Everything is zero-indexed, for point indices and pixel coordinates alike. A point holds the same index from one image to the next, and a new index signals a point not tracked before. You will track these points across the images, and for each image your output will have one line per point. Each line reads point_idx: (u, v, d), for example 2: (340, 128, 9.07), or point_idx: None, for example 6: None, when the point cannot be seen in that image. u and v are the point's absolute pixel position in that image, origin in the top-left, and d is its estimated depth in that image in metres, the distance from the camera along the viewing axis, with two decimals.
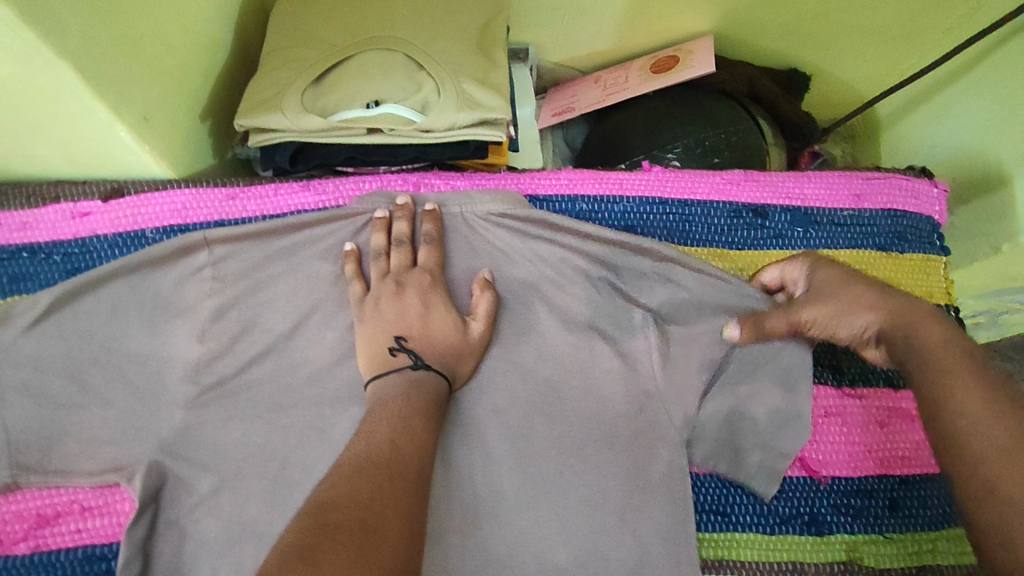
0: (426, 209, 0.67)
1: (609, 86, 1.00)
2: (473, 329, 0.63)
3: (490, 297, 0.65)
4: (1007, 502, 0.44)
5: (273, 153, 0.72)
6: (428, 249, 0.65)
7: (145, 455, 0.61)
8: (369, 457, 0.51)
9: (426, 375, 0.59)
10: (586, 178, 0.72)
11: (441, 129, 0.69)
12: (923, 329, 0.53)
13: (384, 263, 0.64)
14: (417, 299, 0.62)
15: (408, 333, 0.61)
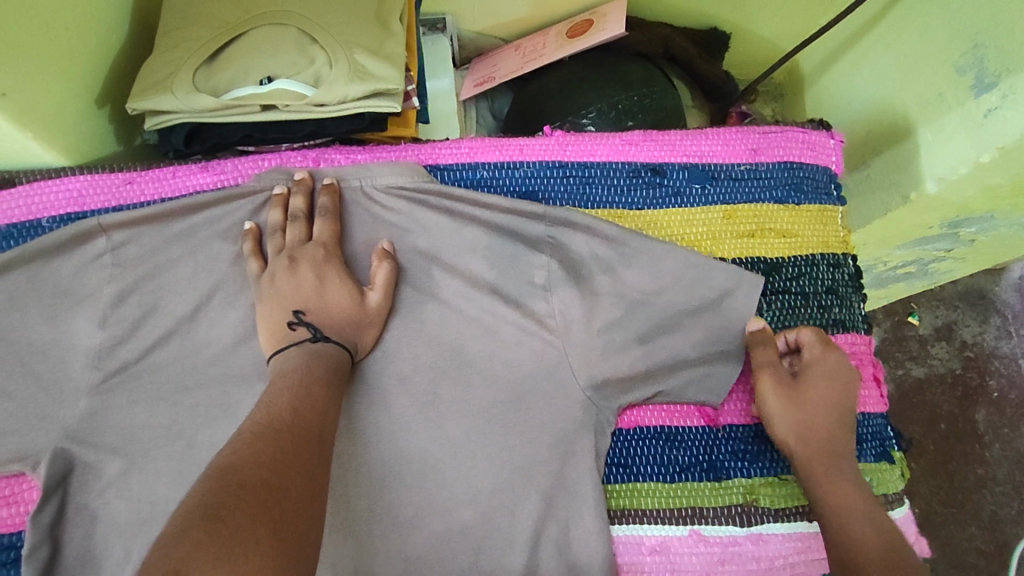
0: (325, 183, 0.67)
1: (528, 53, 1.00)
2: (371, 299, 0.64)
3: (389, 266, 0.66)
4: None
5: (169, 134, 0.71)
6: (324, 223, 0.66)
7: (49, 443, 0.61)
8: (271, 423, 0.51)
9: (326, 347, 0.60)
10: (487, 145, 0.73)
11: (334, 102, 0.69)
12: (833, 479, 0.61)
13: (281, 239, 0.66)
14: (312, 272, 0.63)
15: (305, 307, 0.62)
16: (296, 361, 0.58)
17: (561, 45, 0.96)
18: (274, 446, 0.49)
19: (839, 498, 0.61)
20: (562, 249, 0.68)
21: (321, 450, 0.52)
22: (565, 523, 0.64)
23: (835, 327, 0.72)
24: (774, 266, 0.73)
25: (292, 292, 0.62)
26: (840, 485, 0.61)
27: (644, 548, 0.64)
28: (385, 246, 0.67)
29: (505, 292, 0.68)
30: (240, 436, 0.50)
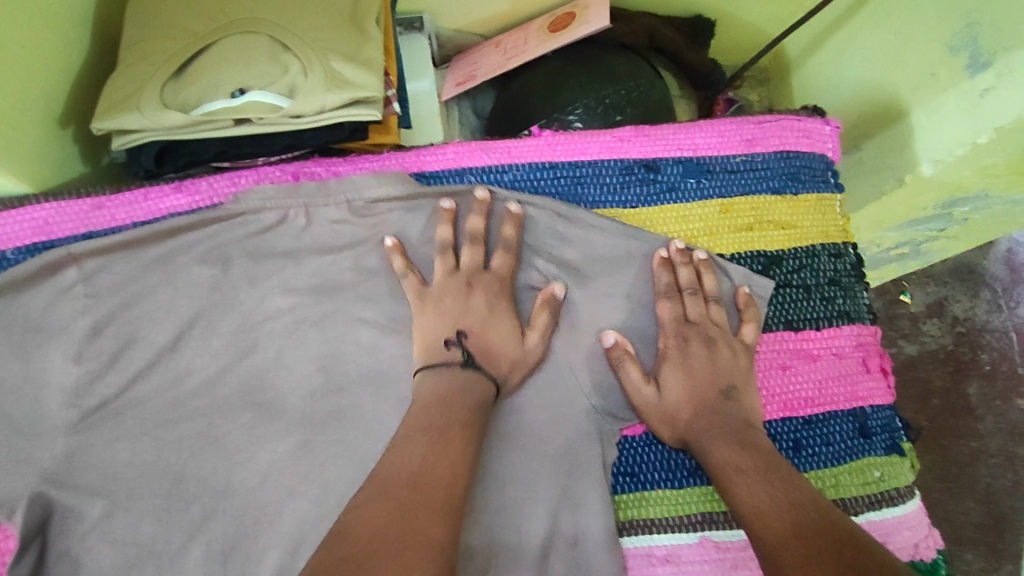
0: (445, 207, 0.65)
1: (509, 49, 0.97)
2: (529, 341, 0.63)
3: (549, 303, 0.65)
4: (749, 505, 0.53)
5: (138, 154, 0.68)
6: (504, 256, 0.65)
7: (26, 489, 0.57)
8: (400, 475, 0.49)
9: (475, 375, 0.59)
10: (474, 149, 0.70)
11: (311, 113, 0.65)
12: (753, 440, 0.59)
13: (453, 260, 0.65)
14: (485, 301, 0.63)
15: (467, 328, 0.61)
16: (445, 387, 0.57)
17: (542, 41, 0.93)
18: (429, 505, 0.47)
19: (721, 467, 0.57)
20: (701, 270, 0.66)
21: (451, 501, 0.49)
22: (573, 538, 0.61)
23: (840, 318, 0.70)
24: (774, 260, 0.71)
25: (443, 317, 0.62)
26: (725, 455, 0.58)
27: (655, 559, 0.62)
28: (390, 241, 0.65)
29: (519, 304, 0.67)
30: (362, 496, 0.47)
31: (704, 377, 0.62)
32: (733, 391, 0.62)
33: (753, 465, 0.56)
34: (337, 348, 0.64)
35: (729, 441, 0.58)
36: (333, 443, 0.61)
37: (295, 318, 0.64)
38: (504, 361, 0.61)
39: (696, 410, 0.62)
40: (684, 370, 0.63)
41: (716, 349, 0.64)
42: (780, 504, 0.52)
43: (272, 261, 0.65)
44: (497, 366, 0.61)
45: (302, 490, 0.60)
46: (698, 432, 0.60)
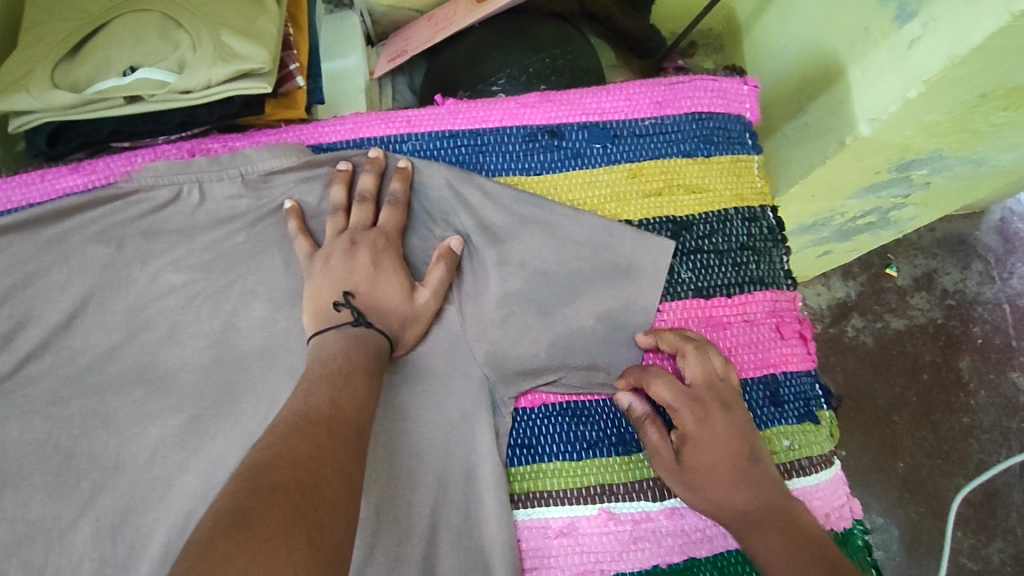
0: (339, 169, 0.65)
1: (440, 22, 0.95)
2: (422, 297, 0.62)
3: (448, 257, 0.63)
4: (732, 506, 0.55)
5: (34, 135, 0.68)
6: (392, 211, 0.64)
7: None
8: (305, 416, 0.50)
9: (367, 332, 0.58)
10: (372, 119, 0.69)
11: (199, 88, 0.65)
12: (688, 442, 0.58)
13: (343, 220, 0.64)
14: (369, 258, 0.61)
15: (355, 290, 0.59)
16: (339, 344, 0.56)
17: (469, 10, 0.92)
18: (340, 447, 0.48)
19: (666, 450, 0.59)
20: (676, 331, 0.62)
21: (361, 441, 0.51)
22: (467, 509, 0.60)
23: (754, 284, 0.67)
24: (684, 224, 0.68)
25: (331, 279, 0.60)
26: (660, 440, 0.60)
27: (551, 531, 0.61)
28: (287, 203, 0.65)
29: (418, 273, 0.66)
30: (276, 432, 0.48)
31: (729, 451, 0.56)
32: (756, 454, 0.57)
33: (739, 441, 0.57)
34: (231, 324, 0.64)
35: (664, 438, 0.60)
36: (225, 417, 0.61)
37: (188, 294, 0.64)
38: (394, 318, 0.60)
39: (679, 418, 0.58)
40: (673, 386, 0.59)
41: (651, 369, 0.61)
42: (746, 496, 0.55)
43: (165, 236, 0.65)
44: (387, 322, 0.60)
45: (192, 464, 0.60)
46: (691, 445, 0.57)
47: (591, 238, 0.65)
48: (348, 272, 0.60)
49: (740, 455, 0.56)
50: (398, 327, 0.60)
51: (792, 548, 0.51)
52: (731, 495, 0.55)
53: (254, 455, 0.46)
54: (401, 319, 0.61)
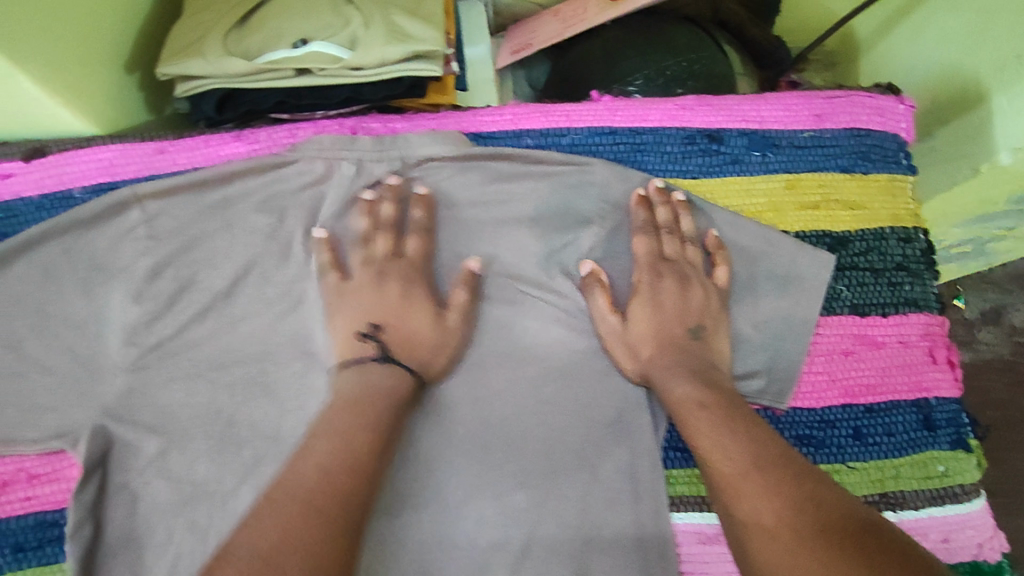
0: (417, 194, 0.65)
1: (568, 18, 0.95)
2: (449, 321, 0.62)
3: (467, 281, 0.64)
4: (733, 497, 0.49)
5: (199, 102, 0.68)
6: (420, 238, 0.64)
7: (89, 420, 0.59)
8: (291, 488, 0.47)
9: (394, 370, 0.58)
10: (532, 111, 0.69)
11: (371, 65, 0.65)
12: (701, 441, 0.54)
13: (366, 250, 0.64)
14: (400, 289, 0.62)
15: (384, 321, 0.61)
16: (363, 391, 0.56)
17: (603, 9, 0.91)
18: (348, 528, 0.46)
19: (682, 404, 0.57)
20: (678, 209, 0.65)
21: (356, 514, 0.47)
22: (622, 508, 0.59)
23: (908, 305, 0.66)
24: (842, 241, 0.68)
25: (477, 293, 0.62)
26: (682, 392, 0.58)
27: (706, 536, 0.60)
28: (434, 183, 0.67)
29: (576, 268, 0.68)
30: (284, 506, 0.46)
31: (673, 316, 0.62)
32: (701, 331, 0.62)
33: (741, 427, 0.54)
34: None
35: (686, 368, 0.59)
36: None
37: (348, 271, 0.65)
38: (423, 348, 0.61)
39: (658, 342, 0.62)
40: (654, 305, 0.63)
41: (689, 288, 0.63)
42: (760, 506, 0.47)
43: (325, 212, 0.66)
44: (416, 355, 0.60)
45: None
46: (665, 370, 0.60)
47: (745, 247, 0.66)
48: (374, 301, 0.62)
49: (776, 465, 0.50)
50: (431, 357, 0.61)
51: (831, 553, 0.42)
52: (736, 494, 0.49)
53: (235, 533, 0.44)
54: (433, 347, 0.61)
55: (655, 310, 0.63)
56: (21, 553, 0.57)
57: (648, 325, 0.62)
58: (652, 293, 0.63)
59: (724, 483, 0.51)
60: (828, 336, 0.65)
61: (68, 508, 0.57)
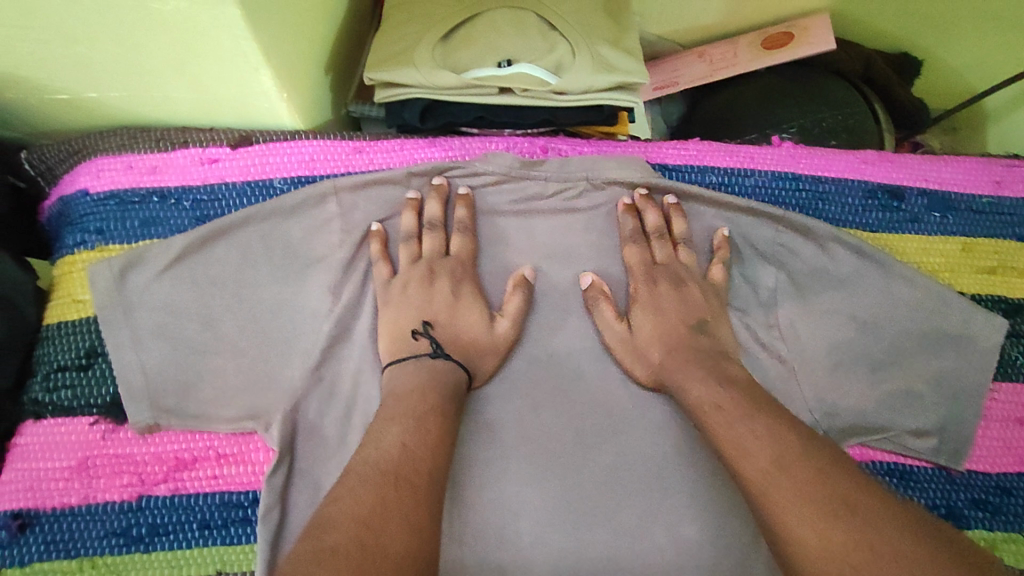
0: (459, 194, 0.66)
1: (717, 61, 0.96)
2: (500, 326, 0.63)
3: (521, 286, 0.64)
4: (754, 471, 0.50)
5: (399, 109, 0.70)
6: (462, 238, 0.66)
7: (278, 405, 0.61)
8: (378, 465, 0.50)
9: (444, 363, 0.60)
10: (716, 150, 0.71)
11: (576, 91, 0.67)
12: (723, 426, 0.54)
13: (416, 248, 0.65)
14: (448, 287, 0.64)
15: (434, 320, 0.62)
16: (414, 385, 0.57)
17: (757, 57, 0.94)
18: (414, 500, 0.48)
19: (699, 407, 0.57)
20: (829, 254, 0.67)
21: (434, 492, 0.50)
22: None
23: None
24: (1017, 308, 0.68)
25: (666, 315, 0.64)
26: (698, 392, 0.57)
27: None
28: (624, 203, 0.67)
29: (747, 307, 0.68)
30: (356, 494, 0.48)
31: (670, 317, 0.64)
32: (705, 327, 0.63)
33: (864, 506, 0.45)
34: (570, 321, 0.66)
35: (767, 429, 0.52)
36: (570, 410, 0.63)
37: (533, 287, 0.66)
38: (471, 348, 0.62)
39: (666, 344, 0.62)
40: (654, 308, 0.64)
41: (685, 288, 0.64)
42: (791, 474, 0.48)
43: (516, 227, 0.68)
44: (465, 352, 0.62)
45: (530, 454, 0.61)
46: (684, 371, 0.59)
47: (923, 302, 0.66)
48: (439, 303, 0.63)
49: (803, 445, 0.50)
50: (477, 359, 0.62)
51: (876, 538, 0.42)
52: (768, 461, 0.50)
53: (329, 505, 0.47)
54: (478, 347, 0.62)
55: (649, 310, 0.64)
56: (209, 531, 0.58)
57: (648, 328, 0.63)
58: (685, 289, 0.64)
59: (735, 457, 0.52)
60: (1004, 403, 0.66)
61: (259, 492, 0.59)
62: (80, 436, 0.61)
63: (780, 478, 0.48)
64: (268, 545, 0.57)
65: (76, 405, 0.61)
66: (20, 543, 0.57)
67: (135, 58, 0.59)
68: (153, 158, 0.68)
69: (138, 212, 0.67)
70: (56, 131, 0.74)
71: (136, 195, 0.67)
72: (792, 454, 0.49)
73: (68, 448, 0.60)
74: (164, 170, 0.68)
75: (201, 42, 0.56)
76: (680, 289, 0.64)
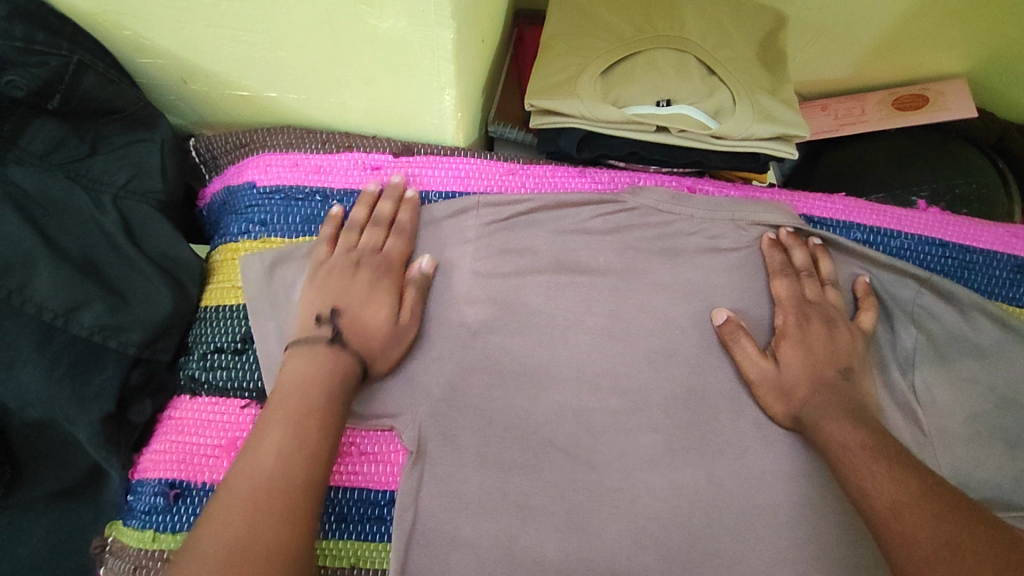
0: (406, 197, 0.69)
1: (842, 116, 0.96)
2: (402, 319, 0.62)
3: (419, 280, 0.65)
4: (896, 516, 0.49)
5: (555, 136, 0.73)
6: (398, 240, 0.67)
7: (420, 409, 0.63)
8: (250, 481, 0.50)
9: (338, 351, 0.59)
10: (862, 207, 0.72)
11: (735, 138, 0.68)
12: (871, 483, 0.53)
13: (356, 238, 0.66)
14: (369, 278, 0.63)
15: (342, 308, 0.61)
16: (311, 371, 0.57)
17: (888, 116, 0.94)
18: (289, 505, 0.49)
19: (835, 445, 0.57)
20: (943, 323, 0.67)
21: (307, 503, 0.50)
22: None
23: None
24: None
25: (812, 357, 0.63)
26: (836, 431, 0.58)
27: None
28: (770, 237, 0.69)
29: (886, 364, 0.66)
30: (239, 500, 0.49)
31: (820, 360, 0.62)
32: (851, 372, 0.62)
33: (987, 561, 0.43)
34: (705, 359, 0.66)
35: (896, 481, 0.52)
36: (702, 450, 0.63)
37: (671, 321, 0.67)
38: (375, 342, 0.61)
39: (812, 387, 0.61)
40: (803, 348, 0.63)
41: (836, 330, 0.64)
42: (908, 502, 0.49)
43: (656, 261, 0.69)
44: (367, 346, 0.60)
45: (657, 486, 0.62)
46: (818, 409, 0.60)
47: None
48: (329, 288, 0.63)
49: (928, 480, 0.51)
50: (378, 348, 0.61)
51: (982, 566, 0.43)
52: (902, 499, 0.50)
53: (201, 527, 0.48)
54: (382, 343, 0.61)
55: (795, 349, 0.63)
56: (346, 525, 0.61)
57: (795, 368, 0.63)
58: (828, 334, 0.64)
59: (874, 510, 0.51)
60: None
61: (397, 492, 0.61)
62: (230, 418, 0.64)
63: (912, 518, 0.48)
64: (402, 546, 0.59)
65: (229, 387, 0.64)
66: (173, 511, 0.61)
67: (332, 66, 0.63)
68: (318, 159, 0.72)
69: (301, 208, 0.70)
70: (223, 126, 0.79)
71: (300, 192, 0.70)
72: (917, 507, 0.49)
73: (216, 428, 0.63)
74: (326, 171, 0.71)
75: (402, 55, 0.60)
76: (829, 329, 0.64)
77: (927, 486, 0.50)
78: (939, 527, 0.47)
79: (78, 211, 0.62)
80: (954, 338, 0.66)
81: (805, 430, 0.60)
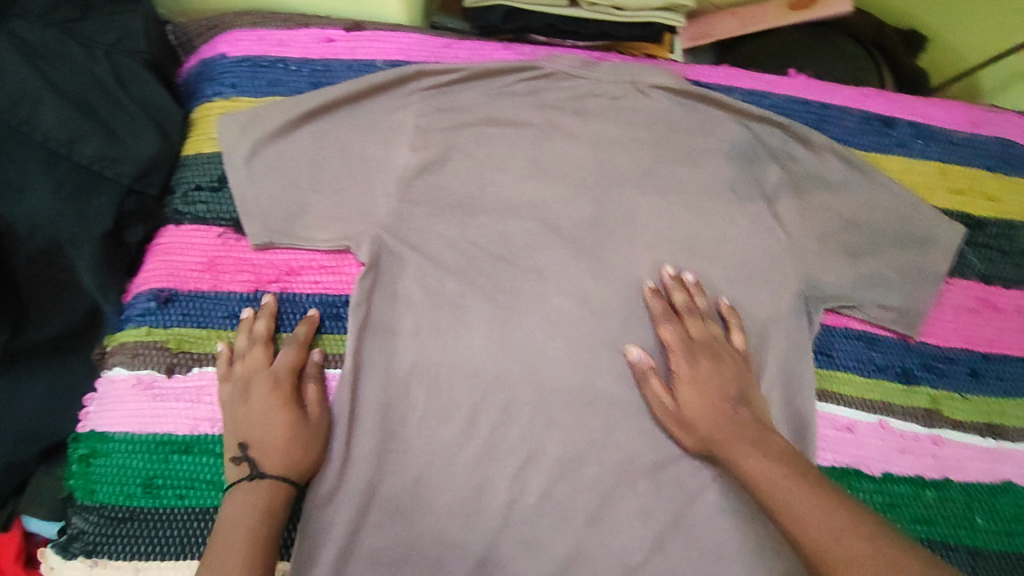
0: (266, 304, 0.74)
1: (747, 18, 1.07)
2: (311, 415, 0.68)
3: (316, 373, 0.72)
4: (788, 481, 0.58)
5: (484, 13, 0.85)
6: (286, 352, 0.71)
7: (369, 231, 0.75)
8: None
9: (266, 484, 0.64)
10: (742, 74, 0.86)
11: (633, 9, 0.83)
12: (749, 460, 0.63)
13: (243, 363, 0.70)
14: (266, 402, 0.68)
15: (251, 439, 0.66)
16: (252, 511, 0.63)
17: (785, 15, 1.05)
18: None
19: (759, 480, 0.60)
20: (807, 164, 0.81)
21: None
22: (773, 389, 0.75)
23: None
24: (977, 221, 0.84)
25: (708, 394, 0.69)
26: (754, 470, 0.62)
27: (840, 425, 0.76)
28: (670, 271, 0.77)
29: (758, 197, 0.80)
30: None
31: (713, 387, 0.70)
32: (744, 398, 0.70)
33: (853, 523, 0.52)
34: (607, 193, 0.79)
35: (771, 461, 0.61)
36: (605, 262, 0.77)
37: (581, 162, 0.80)
38: (292, 449, 0.66)
39: (703, 409, 0.69)
40: (695, 384, 0.70)
41: (720, 360, 0.72)
42: (789, 483, 0.58)
43: (569, 116, 0.81)
44: (286, 463, 0.65)
45: (566, 288, 0.76)
46: (707, 399, 0.69)
47: (900, 210, 0.80)
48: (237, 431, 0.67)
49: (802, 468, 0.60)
50: (297, 453, 0.66)
51: (852, 516, 0.52)
52: (783, 478, 0.59)
53: None
54: (297, 441, 0.66)
55: (687, 366, 0.71)
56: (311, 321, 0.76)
57: (695, 396, 0.70)
58: (708, 350, 0.72)
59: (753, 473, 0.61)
60: (961, 294, 0.82)
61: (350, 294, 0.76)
62: (210, 241, 0.77)
63: (785, 487, 0.58)
64: (357, 333, 0.72)
65: (209, 217, 0.77)
66: (164, 312, 0.74)
67: None
68: (278, 34, 0.83)
69: (266, 74, 0.81)
70: (192, 10, 0.89)
71: (265, 61, 0.82)
72: (783, 470, 0.60)
73: (199, 249, 0.76)
74: (287, 44, 0.83)
75: None
76: (717, 362, 0.71)
77: (808, 474, 0.58)
78: (815, 514, 0.54)
79: (75, 60, 0.72)
80: (811, 177, 0.80)
81: (683, 433, 0.70)
